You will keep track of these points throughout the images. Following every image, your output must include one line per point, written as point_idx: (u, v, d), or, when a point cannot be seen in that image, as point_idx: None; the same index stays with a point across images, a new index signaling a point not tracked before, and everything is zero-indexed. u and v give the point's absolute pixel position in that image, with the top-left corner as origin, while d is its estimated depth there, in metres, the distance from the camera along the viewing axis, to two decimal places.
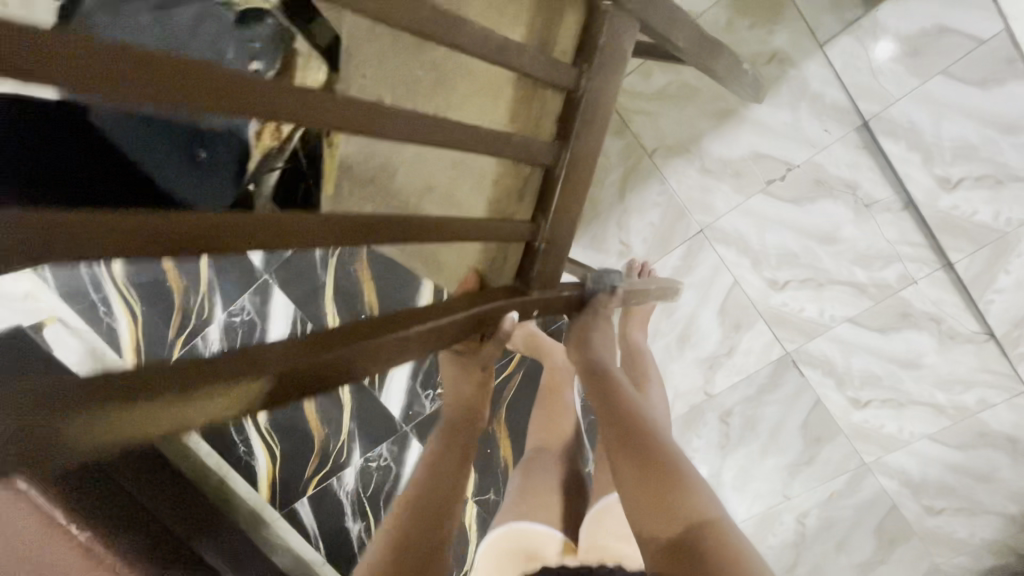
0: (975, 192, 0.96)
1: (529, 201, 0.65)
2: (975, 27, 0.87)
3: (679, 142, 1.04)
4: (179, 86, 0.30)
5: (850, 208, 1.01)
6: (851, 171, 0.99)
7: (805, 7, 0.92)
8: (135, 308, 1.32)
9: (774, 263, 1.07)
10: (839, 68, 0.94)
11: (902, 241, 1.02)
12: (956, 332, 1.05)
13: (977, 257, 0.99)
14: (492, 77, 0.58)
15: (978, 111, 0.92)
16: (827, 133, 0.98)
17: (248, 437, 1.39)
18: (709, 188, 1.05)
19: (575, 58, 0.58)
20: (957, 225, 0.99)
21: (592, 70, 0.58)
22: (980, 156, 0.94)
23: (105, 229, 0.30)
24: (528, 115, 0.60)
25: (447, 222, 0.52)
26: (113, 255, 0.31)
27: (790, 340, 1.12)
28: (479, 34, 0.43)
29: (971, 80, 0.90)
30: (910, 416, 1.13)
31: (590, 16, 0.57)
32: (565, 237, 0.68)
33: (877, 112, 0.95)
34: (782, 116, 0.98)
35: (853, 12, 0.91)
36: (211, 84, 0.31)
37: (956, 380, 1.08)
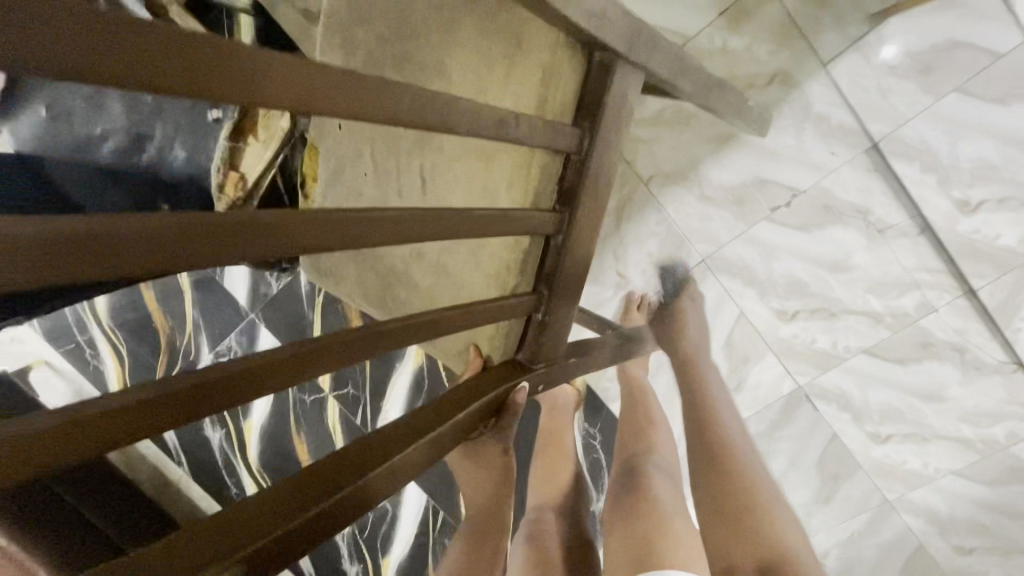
0: (997, 214, 0.89)
1: (529, 272, 0.60)
2: (993, 40, 0.81)
3: (676, 170, 0.98)
4: (176, 240, 0.29)
5: (862, 234, 0.95)
6: (861, 195, 0.93)
7: (806, 24, 0.86)
8: (120, 349, 1.28)
9: (781, 293, 1.02)
10: (845, 88, 0.88)
11: (919, 267, 0.95)
12: (981, 362, 0.97)
13: (1001, 283, 0.93)
14: (480, 158, 0.58)
15: (997, 128, 0.85)
16: (835, 156, 0.92)
17: (239, 479, 1.34)
18: (709, 216, 0.99)
19: (574, 117, 0.54)
20: (978, 250, 0.92)
21: (594, 132, 0.54)
22: (1002, 176, 0.87)
23: (119, 415, 0.29)
24: (527, 188, 0.57)
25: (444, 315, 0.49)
26: (140, 431, 0.30)
27: (802, 372, 1.06)
28: (472, 115, 0.41)
29: (988, 97, 0.84)
30: (934, 451, 1.05)
31: (585, 73, 0.52)
32: (569, 302, 0.63)
33: (887, 133, 0.89)
34: (785, 139, 0.92)
35: (859, 28, 0.85)
36: (205, 232, 0.30)
37: (984, 413, 1.00)
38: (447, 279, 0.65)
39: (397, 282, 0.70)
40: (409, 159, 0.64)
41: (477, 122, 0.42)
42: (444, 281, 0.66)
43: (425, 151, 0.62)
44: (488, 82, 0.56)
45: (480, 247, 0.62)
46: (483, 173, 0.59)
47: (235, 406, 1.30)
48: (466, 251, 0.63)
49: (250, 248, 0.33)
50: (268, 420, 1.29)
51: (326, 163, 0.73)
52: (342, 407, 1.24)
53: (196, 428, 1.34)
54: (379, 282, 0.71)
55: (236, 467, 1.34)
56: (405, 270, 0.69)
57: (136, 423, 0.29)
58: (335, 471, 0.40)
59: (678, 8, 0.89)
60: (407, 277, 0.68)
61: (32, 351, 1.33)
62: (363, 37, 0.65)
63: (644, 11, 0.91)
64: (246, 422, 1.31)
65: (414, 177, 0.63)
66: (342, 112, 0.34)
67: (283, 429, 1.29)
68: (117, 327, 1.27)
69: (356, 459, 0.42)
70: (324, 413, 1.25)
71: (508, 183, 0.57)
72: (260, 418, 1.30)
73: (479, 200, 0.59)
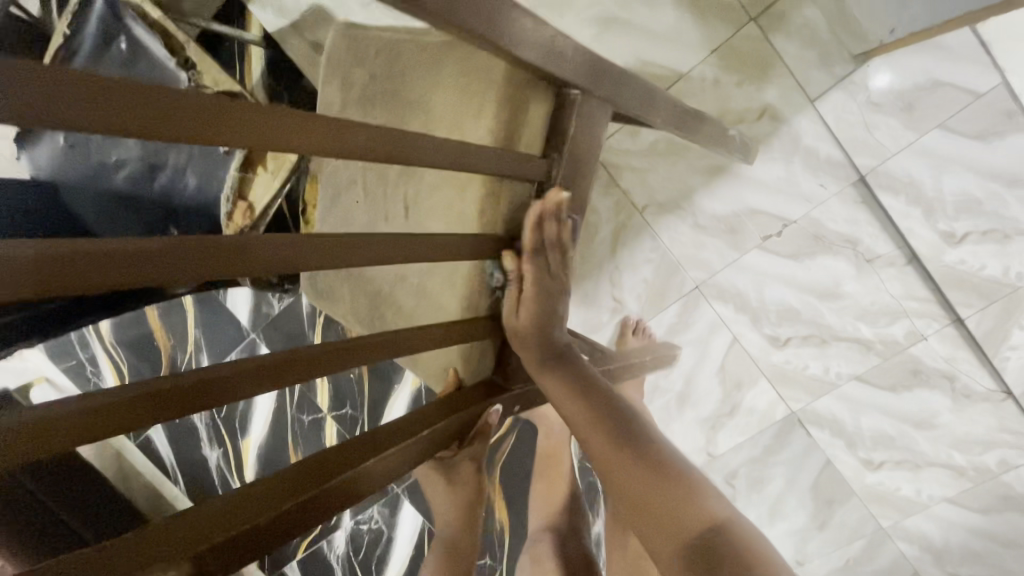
0: (982, 245, 0.92)
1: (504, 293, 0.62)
2: (973, 80, 0.84)
3: (669, 200, 1.01)
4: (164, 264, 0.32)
5: (852, 263, 0.98)
6: (849, 225, 0.96)
7: (793, 64, 0.90)
8: (122, 367, 1.29)
9: (774, 320, 1.04)
10: (831, 123, 0.91)
11: (907, 295, 0.97)
12: (970, 390, 0.99)
13: (987, 312, 0.95)
14: (457, 187, 0.59)
15: (979, 164, 0.88)
16: (823, 188, 0.95)
17: None
18: (702, 243, 1.02)
19: (544, 147, 0.56)
20: (965, 280, 0.94)
21: (562, 161, 0.56)
22: (985, 210, 0.90)
23: (99, 419, 0.31)
24: (499, 215, 0.58)
25: (414, 334, 0.49)
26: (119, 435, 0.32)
27: (795, 398, 1.07)
28: (440, 148, 0.43)
29: (969, 134, 0.87)
30: (927, 478, 1.05)
31: (553, 107, 0.55)
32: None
33: (873, 167, 0.92)
34: (775, 171, 0.96)
35: (843, 68, 0.89)
36: (194, 254, 0.33)
37: (975, 441, 1.01)
38: (428, 301, 0.66)
39: (386, 307, 0.71)
40: (395, 187, 0.66)
41: (442, 153, 0.43)
42: (424, 304, 0.67)
43: (410, 181, 0.65)
44: (463, 115, 0.57)
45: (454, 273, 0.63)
46: (459, 199, 0.59)
47: (234, 424, 1.30)
48: (444, 276, 0.64)
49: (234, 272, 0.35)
50: (266, 439, 1.29)
51: (328, 192, 0.75)
52: (338, 427, 1.24)
53: (194, 447, 1.34)
54: (370, 305, 0.73)
55: (232, 485, 1.32)
56: (391, 295, 0.70)
57: (122, 423, 0.32)
58: (318, 470, 0.42)
59: (671, 46, 0.93)
60: (394, 300, 0.70)
61: (33, 368, 1.34)
62: (361, 75, 0.68)
63: (637, 48, 0.94)
64: (243, 441, 1.31)
65: (398, 204, 0.66)
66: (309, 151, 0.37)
67: (281, 447, 1.29)
68: (120, 346, 1.29)
69: (338, 463, 0.44)
70: (322, 433, 1.26)
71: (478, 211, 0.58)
72: (258, 435, 1.30)
73: (456, 226, 0.60)
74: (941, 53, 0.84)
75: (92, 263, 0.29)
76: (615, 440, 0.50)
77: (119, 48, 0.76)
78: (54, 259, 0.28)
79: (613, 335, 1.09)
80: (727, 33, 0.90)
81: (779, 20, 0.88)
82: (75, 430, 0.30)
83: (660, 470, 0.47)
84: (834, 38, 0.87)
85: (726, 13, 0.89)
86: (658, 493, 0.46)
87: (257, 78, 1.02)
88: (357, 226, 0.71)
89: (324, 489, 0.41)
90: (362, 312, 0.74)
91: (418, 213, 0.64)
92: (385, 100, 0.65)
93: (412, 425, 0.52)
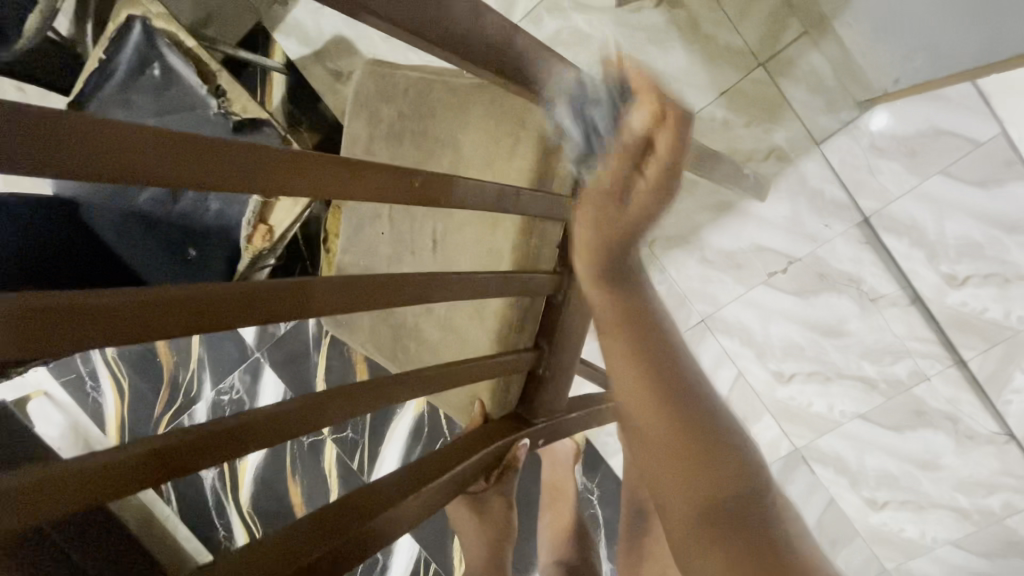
0: (983, 288, 0.94)
1: (532, 329, 0.64)
2: (975, 130, 0.87)
3: (678, 233, 1.03)
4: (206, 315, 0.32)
5: (855, 302, 0.99)
6: (853, 265, 0.98)
7: (801, 108, 0.92)
8: (124, 382, 1.29)
9: (778, 355, 1.05)
10: (838, 166, 0.94)
11: (911, 336, 0.99)
12: (973, 432, 0.99)
13: (990, 355, 0.96)
14: (489, 226, 0.62)
15: (980, 209, 0.91)
16: (828, 227, 0.97)
17: (229, 520, 1.32)
18: (709, 278, 1.05)
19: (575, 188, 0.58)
20: (967, 322, 0.96)
21: None
22: (985, 254, 0.92)
23: (122, 471, 0.31)
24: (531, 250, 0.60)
25: (452, 369, 0.51)
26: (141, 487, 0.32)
27: (799, 435, 1.08)
28: (478, 195, 0.45)
29: (970, 180, 0.90)
30: (931, 520, 1.05)
31: None
32: (570, 360, 0.65)
33: (877, 209, 0.94)
34: (781, 210, 0.98)
35: (848, 113, 0.92)
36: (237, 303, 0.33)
37: (979, 483, 1.01)
38: (454, 336, 0.68)
39: (409, 337, 0.72)
40: (424, 224, 0.68)
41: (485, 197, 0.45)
42: (450, 337, 0.68)
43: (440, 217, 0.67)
44: (497, 157, 0.60)
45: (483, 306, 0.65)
46: (493, 238, 0.62)
47: None
48: (472, 311, 0.65)
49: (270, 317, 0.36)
50: (264, 461, 1.28)
51: (347, 219, 0.77)
52: (339, 451, 1.23)
53: None
54: (391, 336, 0.74)
55: (226, 506, 1.32)
56: (416, 326, 0.71)
57: (144, 475, 0.32)
58: (352, 506, 0.43)
59: (683, 86, 0.95)
60: (417, 332, 0.71)
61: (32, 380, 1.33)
62: (387, 109, 0.70)
63: None
64: (242, 461, 1.30)
65: (426, 240, 0.67)
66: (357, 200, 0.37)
67: (279, 469, 1.28)
68: (123, 360, 1.28)
69: (370, 501, 0.44)
70: (322, 456, 1.25)
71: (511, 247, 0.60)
72: (256, 457, 1.29)
73: (487, 261, 0.62)
74: (943, 103, 0.87)
75: (138, 315, 0.29)
76: (658, 391, 0.44)
77: (152, 74, 0.79)
78: (102, 312, 0.27)
79: None
80: (737, 77, 0.93)
81: (788, 66, 0.90)
82: (101, 481, 0.30)
83: (692, 454, 0.41)
84: (840, 86, 0.90)
85: (738, 58, 0.92)
86: (702, 473, 0.40)
87: (279, 103, 1.06)
88: (376, 253, 0.73)
89: (346, 538, 0.40)
90: (381, 339, 0.75)
91: (449, 247, 0.66)
92: (415, 140, 0.67)
93: (441, 460, 0.53)
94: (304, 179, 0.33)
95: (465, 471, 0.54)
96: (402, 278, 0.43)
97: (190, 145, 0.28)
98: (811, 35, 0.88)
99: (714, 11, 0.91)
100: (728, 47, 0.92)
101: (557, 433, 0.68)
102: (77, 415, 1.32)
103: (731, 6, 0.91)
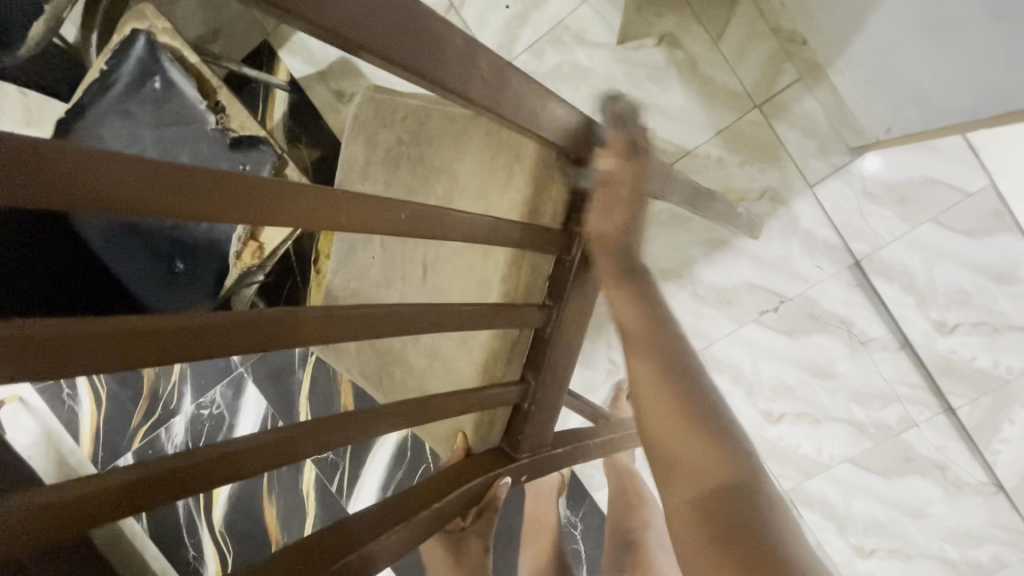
0: (971, 337, 0.94)
1: (517, 361, 0.62)
2: (964, 180, 0.89)
3: (671, 267, 1.04)
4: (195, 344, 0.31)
5: (846, 344, 0.99)
6: (844, 307, 0.98)
7: (795, 151, 0.94)
8: (100, 392, 1.25)
9: (768, 395, 1.04)
10: (829, 210, 0.95)
11: (900, 381, 0.98)
12: (962, 481, 0.98)
13: (978, 403, 0.96)
14: (477, 255, 0.61)
15: (968, 258, 0.92)
16: (820, 269, 0.97)
17: (201, 540, 1.28)
18: (700, 313, 1.04)
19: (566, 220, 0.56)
20: (955, 370, 0.96)
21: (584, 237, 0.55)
22: (973, 302, 0.93)
23: (94, 501, 0.30)
24: (518, 284, 0.58)
25: (431, 403, 0.49)
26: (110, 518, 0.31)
27: (787, 478, 1.06)
28: (472, 228, 0.44)
29: (959, 230, 0.91)
30: (919, 570, 1.03)
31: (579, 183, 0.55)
32: (557, 393, 0.64)
33: (867, 253, 0.95)
34: (773, 249, 0.98)
35: (841, 158, 0.93)
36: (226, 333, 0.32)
37: (968, 534, 0.99)
38: (440, 365, 0.67)
39: (395, 364, 0.71)
40: (413, 250, 0.68)
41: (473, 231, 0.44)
42: (436, 366, 0.68)
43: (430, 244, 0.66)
44: (490, 187, 0.60)
45: (469, 337, 0.64)
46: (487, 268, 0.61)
47: None
48: (458, 341, 0.65)
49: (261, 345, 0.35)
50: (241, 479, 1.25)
51: (339, 241, 0.76)
52: (318, 471, 1.21)
53: None
54: (379, 360, 0.73)
55: (198, 525, 1.28)
56: (401, 352, 0.70)
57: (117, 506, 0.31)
58: (323, 551, 0.41)
59: (678, 125, 0.96)
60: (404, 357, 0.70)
61: None
62: (384, 135, 0.70)
63: (648, 124, 0.98)
64: None
65: (417, 265, 0.67)
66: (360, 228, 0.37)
67: (256, 489, 1.25)
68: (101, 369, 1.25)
69: (336, 544, 0.42)
70: (301, 476, 1.22)
71: (500, 278, 0.59)
72: None
73: (475, 292, 0.62)
74: (934, 153, 0.89)
75: (116, 345, 0.28)
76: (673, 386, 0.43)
77: (154, 86, 0.80)
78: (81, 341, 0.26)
79: (607, 398, 1.08)
80: (732, 118, 0.94)
81: (783, 110, 0.92)
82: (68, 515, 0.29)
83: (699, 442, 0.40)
84: (834, 132, 0.91)
85: (734, 100, 0.94)
86: (706, 452, 0.40)
87: (279, 119, 1.07)
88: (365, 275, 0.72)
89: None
90: (366, 362, 0.73)
91: (440, 274, 0.65)
92: (412, 165, 0.67)
93: (420, 495, 0.52)
94: (298, 210, 0.32)
95: (441, 511, 0.51)
96: (382, 310, 0.41)
97: (164, 174, 0.27)
98: (805, 82, 0.90)
99: (713, 52, 0.93)
100: (725, 88, 0.93)
101: (541, 468, 0.66)
102: (51, 424, 1.28)
103: (728, 49, 0.92)
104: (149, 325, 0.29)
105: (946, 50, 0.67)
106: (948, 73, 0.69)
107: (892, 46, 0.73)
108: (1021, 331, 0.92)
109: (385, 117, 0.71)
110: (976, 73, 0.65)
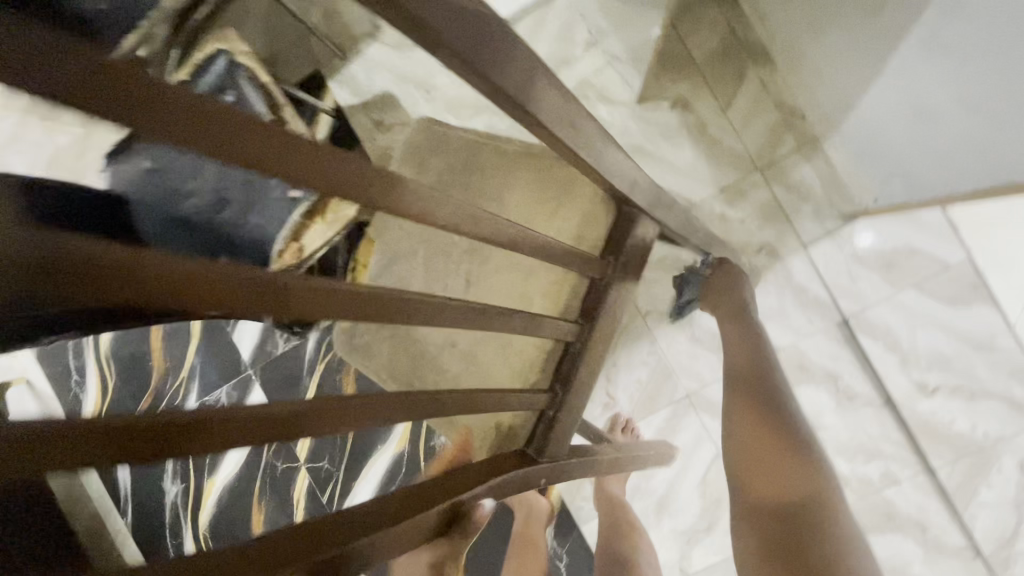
0: (951, 400, 1.00)
1: (546, 370, 0.66)
2: (945, 253, 0.97)
3: (672, 309, 1.08)
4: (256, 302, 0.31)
5: (833, 397, 1.04)
6: (833, 361, 1.03)
7: (793, 212, 1.02)
8: (110, 382, 1.29)
9: None
10: (822, 269, 1.02)
11: (884, 438, 1.03)
12: (941, 543, 1.01)
13: (957, 466, 1.00)
14: (521, 271, 0.68)
15: (950, 326, 0.99)
16: (811, 323, 1.03)
17: (180, 543, 1.26)
18: (697, 355, 1.09)
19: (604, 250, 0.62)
20: (937, 431, 1.00)
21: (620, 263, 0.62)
22: (953, 367, 0.99)
23: (132, 436, 0.29)
24: (558, 298, 0.66)
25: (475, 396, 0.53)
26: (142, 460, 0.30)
27: None
28: (532, 250, 0.48)
29: (941, 297, 0.99)
30: None
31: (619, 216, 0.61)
32: (577, 404, 0.68)
33: (855, 311, 1.02)
34: (769, 300, 1.05)
35: (833, 223, 1.01)
36: (289, 300, 0.32)
37: None
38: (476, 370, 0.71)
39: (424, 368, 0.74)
40: (456, 262, 0.73)
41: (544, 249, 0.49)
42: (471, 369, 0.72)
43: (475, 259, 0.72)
44: (537, 216, 0.68)
45: (508, 344, 0.69)
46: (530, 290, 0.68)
47: (203, 461, 1.26)
48: (496, 347, 0.70)
49: (314, 315, 0.34)
50: (233, 482, 1.25)
51: (372, 251, 0.83)
52: (310, 481, 1.21)
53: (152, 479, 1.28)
54: (406, 364, 0.76)
55: (181, 527, 1.27)
56: (434, 358, 0.74)
57: (158, 445, 0.31)
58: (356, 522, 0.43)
59: (687, 179, 1.04)
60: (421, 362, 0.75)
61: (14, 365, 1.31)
62: (426, 159, 0.78)
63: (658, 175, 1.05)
64: (208, 480, 1.26)
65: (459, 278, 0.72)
66: (435, 221, 0.37)
67: (246, 494, 1.24)
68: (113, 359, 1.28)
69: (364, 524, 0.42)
70: (291, 485, 1.22)
71: (543, 292, 0.67)
72: (225, 477, 1.25)
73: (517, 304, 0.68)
74: (919, 226, 0.97)
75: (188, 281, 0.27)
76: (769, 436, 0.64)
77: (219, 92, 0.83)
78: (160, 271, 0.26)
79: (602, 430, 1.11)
80: (736, 177, 1.03)
81: (783, 175, 1.01)
82: (104, 444, 0.28)
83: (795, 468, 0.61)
84: (828, 198, 1.00)
85: (739, 161, 1.02)
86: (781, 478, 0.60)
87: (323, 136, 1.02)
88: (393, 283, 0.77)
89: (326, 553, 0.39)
90: (388, 365, 0.76)
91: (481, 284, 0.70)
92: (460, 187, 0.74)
93: (436, 490, 0.51)
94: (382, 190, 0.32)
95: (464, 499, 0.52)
96: (431, 301, 0.41)
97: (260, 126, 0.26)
98: (803, 152, 1.00)
99: (722, 118, 1.02)
100: (731, 150, 1.02)
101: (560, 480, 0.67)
102: (51, 408, 1.29)
103: (735, 117, 1.02)
104: (204, 271, 0.28)
105: (931, 134, 0.74)
106: (933, 155, 0.76)
107: (884, 125, 0.80)
108: (995, 398, 0.98)
109: (428, 144, 0.78)
110: (955, 159, 0.73)
